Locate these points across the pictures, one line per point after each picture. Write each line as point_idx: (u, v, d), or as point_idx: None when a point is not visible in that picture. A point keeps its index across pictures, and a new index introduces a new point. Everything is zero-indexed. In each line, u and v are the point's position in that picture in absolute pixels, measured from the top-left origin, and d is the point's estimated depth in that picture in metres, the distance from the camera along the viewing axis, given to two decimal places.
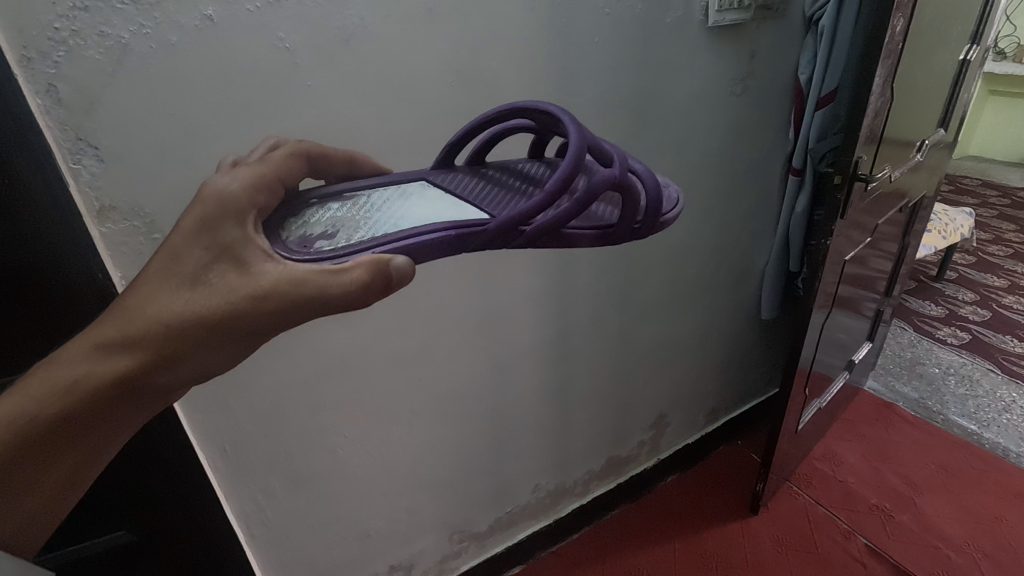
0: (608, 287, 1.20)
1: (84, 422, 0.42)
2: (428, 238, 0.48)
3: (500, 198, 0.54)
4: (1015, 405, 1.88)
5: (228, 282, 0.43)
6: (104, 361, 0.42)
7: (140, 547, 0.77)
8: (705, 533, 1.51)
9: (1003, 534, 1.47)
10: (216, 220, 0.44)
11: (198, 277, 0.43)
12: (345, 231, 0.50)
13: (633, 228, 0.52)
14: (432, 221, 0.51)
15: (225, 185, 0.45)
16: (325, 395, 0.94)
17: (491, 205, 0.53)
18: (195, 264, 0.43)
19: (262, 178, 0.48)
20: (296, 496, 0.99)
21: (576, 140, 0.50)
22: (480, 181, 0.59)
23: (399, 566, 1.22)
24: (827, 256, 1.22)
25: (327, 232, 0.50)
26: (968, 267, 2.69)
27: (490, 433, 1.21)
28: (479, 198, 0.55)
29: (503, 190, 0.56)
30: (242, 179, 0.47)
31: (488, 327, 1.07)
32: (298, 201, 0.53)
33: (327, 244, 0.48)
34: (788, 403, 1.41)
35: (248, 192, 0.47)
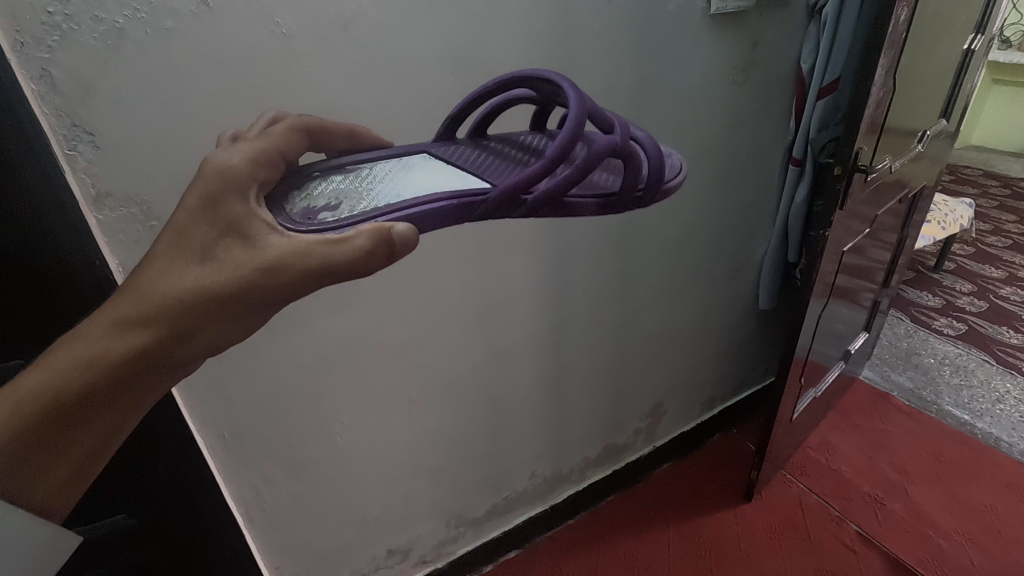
0: (606, 278, 1.21)
1: (106, 395, 0.42)
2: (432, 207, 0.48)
3: (501, 169, 0.54)
4: (1008, 395, 1.90)
5: (235, 256, 0.43)
6: (121, 336, 0.42)
7: (145, 528, 0.78)
8: (699, 520, 1.53)
9: (992, 522, 1.49)
10: (219, 196, 0.44)
11: (206, 252, 0.43)
12: (348, 203, 0.50)
13: (638, 192, 0.52)
14: (434, 192, 0.51)
15: (226, 160, 0.45)
16: (324, 383, 0.95)
17: (493, 175, 0.53)
18: (204, 239, 0.44)
19: (261, 153, 0.47)
20: (295, 482, 1.00)
21: (576, 107, 0.50)
22: (482, 153, 0.59)
23: (396, 551, 1.23)
24: (826, 246, 1.22)
25: (330, 204, 0.50)
26: (967, 257, 2.69)
27: (488, 421, 1.22)
28: (481, 169, 0.55)
29: (505, 161, 0.56)
30: (243, 154, 0.46)
31: (485, 316, 1.07)
32: (301, 174, 0.53)
33: (330, 215, 0.48)
34: (783, 393, 1.42)
35: (249, 166, 0.46)
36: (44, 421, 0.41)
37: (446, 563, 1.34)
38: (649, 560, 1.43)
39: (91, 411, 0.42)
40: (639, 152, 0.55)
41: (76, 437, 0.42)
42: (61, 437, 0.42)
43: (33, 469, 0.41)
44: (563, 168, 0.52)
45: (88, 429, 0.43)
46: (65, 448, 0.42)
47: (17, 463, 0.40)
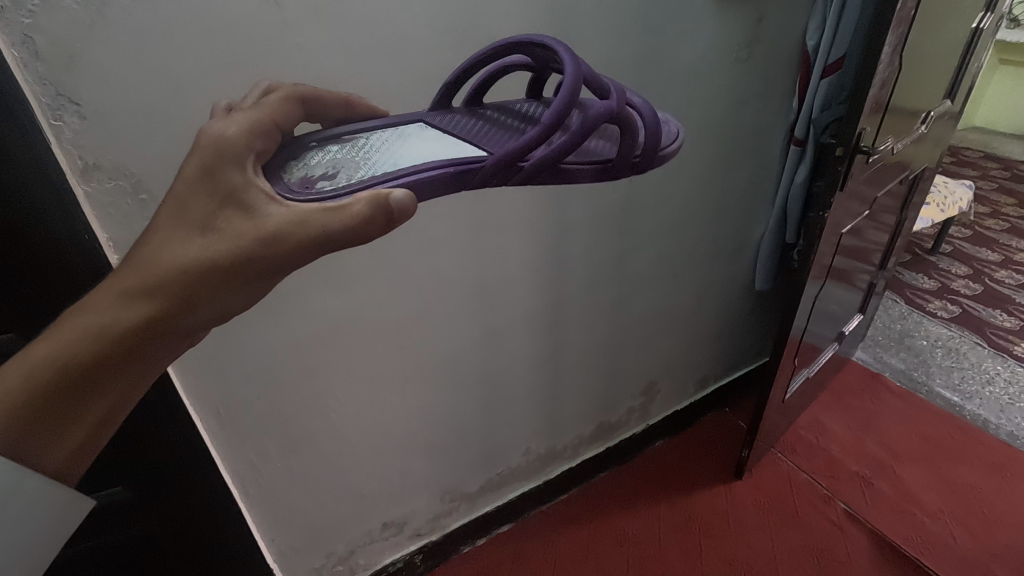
0: (603, 257, 1.20)
1: (114, 364, 0.42)
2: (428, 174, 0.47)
3: (498, 137, 0.53)
4: (998, 378, 1.92)
5: (236, 226, 0.42)
6: (125, 307, 0.41)
7: (146, 500, 0.81)
8: (690, 497, 1.55)
9: (975, 501, 1.53)
10: (216, 166, 0.42)
11: (207, 222, 0.42)
12: (346, 171, 0.49)
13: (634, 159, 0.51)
14: (432, 159, 0.49)
15: (222, 130, 0.43)
16: (318, 360, 0.94)
17: (489, 143, 0.52)
18: (205, 208, 0.42)
19: (257, 121, 0.46)
20: (290, 457, 1.01)
21: (572, 71, 0.48)
22: (478, 122, 0.57)
23: (391, 524, 1.25)
24: (825, 228, 1.22)
25: (327, 172, 0.48)
26: (963, 240, 2.69)
27: (483, 398, 1.22)
28: (477, 137, 0.53)
29: (501, 129, 0.55)
30: (239, 123, 0.44)
31: (481, 294, 1.07)
32: (297, 145, 0.51)
33: (329, 182, 0.46)
34: (776, 373, 1.43)
35: (246, 136, 0.44)
36: (54, 391, 0.40)
37: (440, 536, 1.37)
38: (640, 534, 1.46)
39: (100, 379, 0.42)
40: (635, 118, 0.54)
41: (87, 406, 0.42)
42: (73, 407, 0.41)
43: (48, 437, 0.41)
44: (559, 135, 0.51)
45: (98, 399, 0.42)
46: (78, 417, 0.42)
47: (30, 431, 0.40)
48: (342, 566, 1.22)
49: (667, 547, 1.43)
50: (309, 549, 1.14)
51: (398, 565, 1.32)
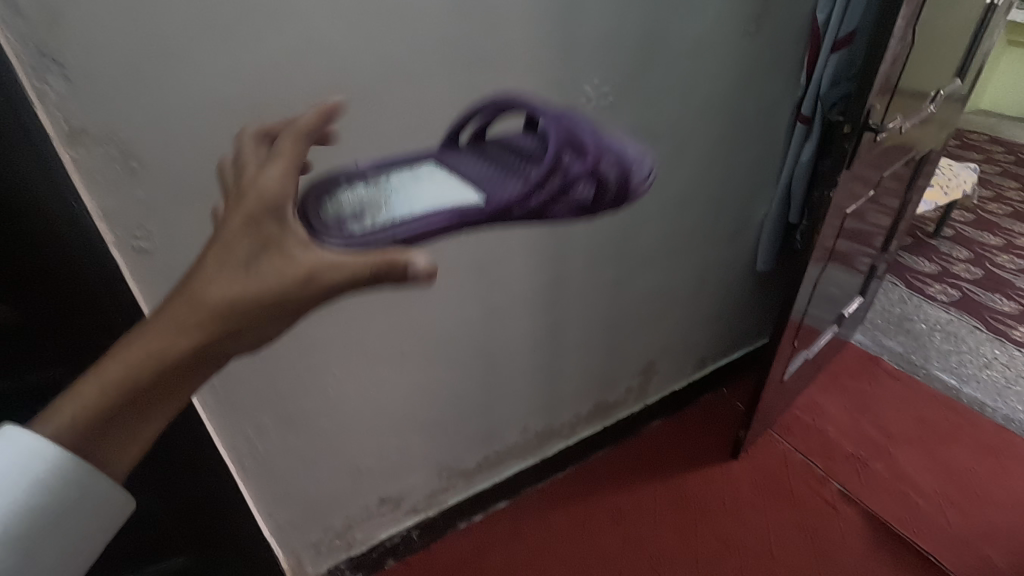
0: (604, 235, 1.18)
1: (155, 400, 0.41)
2: (434, 219, 0.51)
3: (498, 178, 0.58)
4: (996, 362, 1.92)
5: (278, 270, 0.40)
6: (164, 344, 0.39)
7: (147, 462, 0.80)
8: (687, 477, 1.56)
9: (970, 483, 1.54)
10: (260, 214, 0.41)
11: (250, 265, 0.40)
12: (370, 211, 0.53)
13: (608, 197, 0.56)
14: (443, 201, 0.54)
15: (265, 177, 0.42)
16: (313, 335, 0.93)
17: (490, 184, 0.57)
18: (250, 249, 0.41)
19: (291, 166, 0.43)
20: (286, 432, 1.00)
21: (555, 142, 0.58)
22: (483, 161, 0.62)
23: (388, 500, 1.25)
24: (830, 207, 1.20)
25: (355, 213, 0.52)
26: (965, 224, 2.67)
27: (481, 377, 1.21)
28: (480, 178, 0.58)
29: (504, 169, 0.60)
30: (280, 169, 0.43)
31: (480, 272, 1.05)
32: (322, 185, 0.55)
33: (357, 225, 0.51)
34: (775, 355, 1.42)
35: (286, 182, 0.43)
36: (102, 426, 0.40)
37: (437, 512, 1.37)
38: (636, 513, 1.47)
39: (143, 412, 0.41)
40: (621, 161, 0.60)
41: (132, 436, 0.41)
42: (120, 435, 0.41)
43: (96, 460, 0.40)
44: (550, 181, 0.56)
45: (141, 430, 0.41)
46: (124, 443, 0.41)
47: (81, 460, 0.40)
48: (340, 540, 1.23)
49: (663, 526, 1.44)
50: (306, 523, 1.15)
51: (395, 540, 1.33)
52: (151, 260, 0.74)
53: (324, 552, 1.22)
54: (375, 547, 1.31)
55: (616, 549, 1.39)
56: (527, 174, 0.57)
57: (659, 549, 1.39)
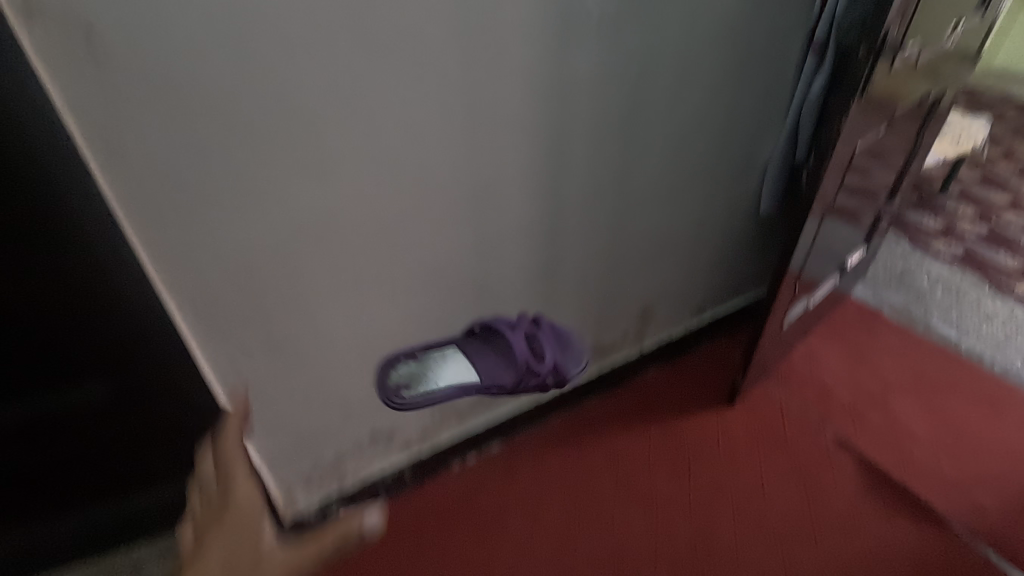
0: (604, 165, 1.14)
1: None
2: (450, 392, 1.08)
3: (491, 368, 1.12)
4: (997, 316, 1.90)
5: (259, 552, 0.61)
6: None
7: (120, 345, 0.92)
8: (681, 422, 1.55)
9: (964, 430, 1.54)
10: (236, 537, 0.62)
11: (231, 560, 0.60)
12: (414, 384, 1.10)
13: (543, 381, 1.16)
14: (453, 382, 1.10)
15: (243, 501, 0.66)
16: (299, 254, 0.91)
17: (484, 371, 1.12)
18: (221, 559, 0.60)
19: (252, 503, 0.67)
20: (273, 358, 0.99)
21: (517, 365, 1.13)
22: (486, 352, 1.15)
23: (379, 433, 1.26)
24: (836, 147, 1.14)
25: (406, 384, 1.10)
26: (974, 182, 2.62)
27: (474, 311, 1.19)
28: (480, 367, 1.13)
29: (495, 359, 1.15)
30: (251, 498, 0.67)
31: (473, 197, 1.02)
32: (393, 358, 1.13)
33: (406, 392, 1.09)
34: (773, 303, 1.38)
35: (256, 503, 0.67)
36: None
37: (429, 449, 1.38)
38: (629, 455, 1.47)
39: None
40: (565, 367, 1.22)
41: None
42: None
43: None
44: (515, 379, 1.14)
45: None
46: None
47: None
48: (330, 473, 1.24)
49: (656, 469, 1.44)
50: (297, 454, 1.15)
51: (387, 476, 1.33)
52: (123, 161, 0.73)
53: (314, 484, 1.24)
54: (367, 482, 1.31)
55: (608, 489, 1.39)
56: (508, 365, 1.13)
57: (651, 489, 1.39)
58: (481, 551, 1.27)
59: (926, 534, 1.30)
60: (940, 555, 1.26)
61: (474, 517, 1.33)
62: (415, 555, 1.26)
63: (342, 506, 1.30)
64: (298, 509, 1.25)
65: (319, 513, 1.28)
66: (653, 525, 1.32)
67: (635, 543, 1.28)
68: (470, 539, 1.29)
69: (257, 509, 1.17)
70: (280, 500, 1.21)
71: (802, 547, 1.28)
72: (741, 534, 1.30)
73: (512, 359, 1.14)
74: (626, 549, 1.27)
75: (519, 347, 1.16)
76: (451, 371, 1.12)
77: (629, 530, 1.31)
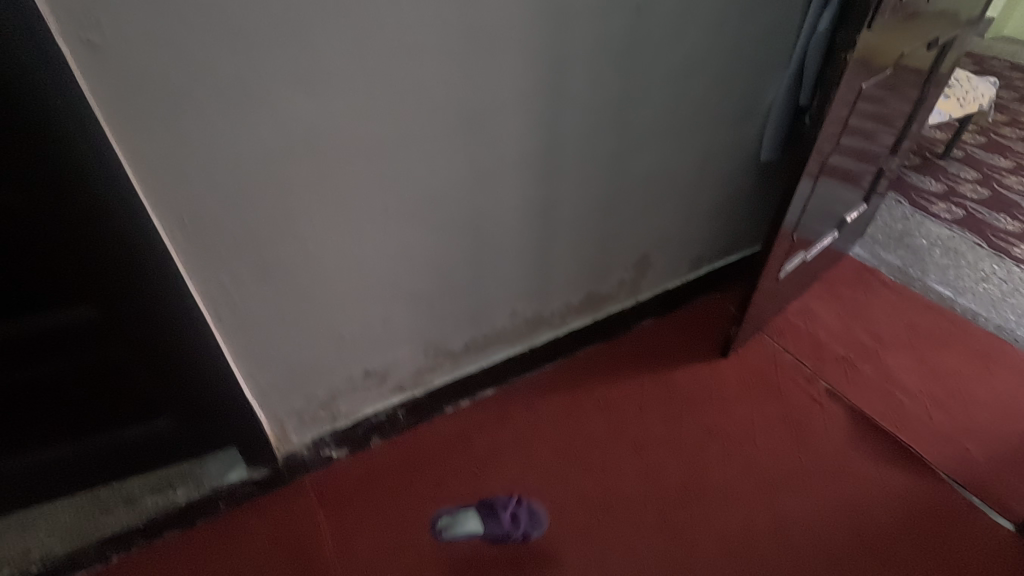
0: (603, 98, 1.11)
1: None
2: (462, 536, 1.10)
3: (495, 522, 1.11)
4: (994, 276, 1.89)
5: None
6: None
7: (115, 296, 0.89)
8: (674, 372, 1.56)
9: (955, 384, 1.54)
10: None
11: None
12: (447, 525, 1.11)
13: (519, 481, 1.29)
14: (467, 529, 1.11)
15: None
16: (290, 174, 0.89)
17: (490, 523, 1.11)
18: None
19: None
20: (264, 286, 0.98)
21: (511, 527, 1.11)
22: (491, 522, 1.11)
23: (373, 373, 1.26)
24: (837, 92, 1.11)
25: (445, 525, 1.12)
26: (977, 147, 2.59)
27: (469, 248, 1.18)
28: (489, 520, 1.12)
29: (498, 519, 1.11)
30: None
31: (470, 123, 1.00)
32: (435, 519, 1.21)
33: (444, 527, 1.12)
34: (768, 256, 1.36)
35: None
36: None
37: (423, 392, 1.38)
38: (621, 402, 1.48)
39: None
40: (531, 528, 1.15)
41: None
42: None
43: None
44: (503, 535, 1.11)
45: None
46: None
47: None
48: (324, 411, 1.25)
49: (648, 415, 1.45)
50: (291, 389, 1.16)
51: (381, 418, 1.34)
52: (106, 63, 0.69)
53: (308, 422, 1.24)
54: (361, 423, 1.32)
55: (600, 433, 1.40)
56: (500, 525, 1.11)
57: (643, 434, 1.40)
58: (473, 489, 1.28)
59: (912, 479, 1.32)
60: (925, 499, 1.28)
61: (467, 457, 1.34)
62: (408, 491, 1.27)
63: (335, 445, 1.31)
64: (292, 447, 1.26)
65: (313, 452, 1.28)
66: (644, 467, 1.33)
67: (626, 484, 1.30)
68: (463, 478, 1.30)
69: (252, 443, 1.18)
70: (275, 437, 1.22)
71: (791, 491, 1.29)
72: (730, 476, 1.32)
73: (501, 531, 1.10)
74: (617, 489, 1.29)
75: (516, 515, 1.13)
76: (475, 520, 1.12)
77: (620, 472, 1.32)
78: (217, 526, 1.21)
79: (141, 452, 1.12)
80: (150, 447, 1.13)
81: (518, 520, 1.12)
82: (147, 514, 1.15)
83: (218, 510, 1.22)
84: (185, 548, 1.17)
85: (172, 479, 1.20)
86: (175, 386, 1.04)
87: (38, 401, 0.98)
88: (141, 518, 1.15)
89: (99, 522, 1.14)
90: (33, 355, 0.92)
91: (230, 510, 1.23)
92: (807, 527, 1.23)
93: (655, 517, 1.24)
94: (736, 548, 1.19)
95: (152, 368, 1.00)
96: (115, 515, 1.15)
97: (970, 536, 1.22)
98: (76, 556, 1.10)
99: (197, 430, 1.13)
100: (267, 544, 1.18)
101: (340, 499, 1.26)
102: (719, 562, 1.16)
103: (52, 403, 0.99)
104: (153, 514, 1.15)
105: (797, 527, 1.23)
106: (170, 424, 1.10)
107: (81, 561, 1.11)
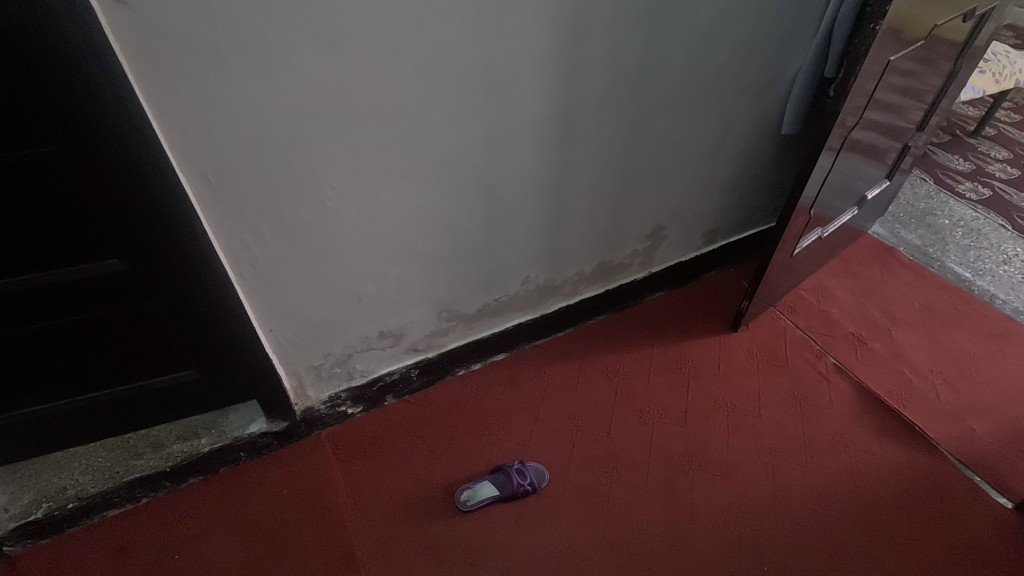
0: (623, 66, 1.11)
1: None
2: (481, 502, 1.21)
3: (505, 482, 1.23)
4: (1015, 259, 1.86)
5: None
6: None
7: (145, 251, 0.93)
8: (684, 343, 1.58)
9: (966, 364, 1.54)
10: None
11: None
12: (467, 491, 1.22)
13: (527, 445, 1.33)
14: (484, 496, 1.21)
15: None
16: (311, 133, 0.90)
17: (502, 487, 1.22)
18: None
19: None
20: (284, 243, 1.01)
21: (512, 477, 1.23)
22: (501, 484, 1.23)
23: (388, 333, 1.30)
24: (861, 67, 1.08)
25: (467, 492, 1.22)
26: (1009, 125, 2.51)
27: (485, 212, 1.19)
28: (501, 486, 1.23)
29: (506, 478, 1.23)
30: None
31: (490, 87, 1.00)
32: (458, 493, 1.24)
33: (465, 491, 1.22)
34: (784, 232, 1.35)
35: None
36: None
37: (436, 354, 1.42)
38: (630, 370, 1.50)
39: None
40: (536, 479, 1.25)
41: None
42: None
43: None
44: (512, 488, 1.22)
45: None
46: None
47: None
48: (340, 368, 1.30)
49: (655, 383, 1.47)
50: (308, 346, 1.20)
51: (395, 377, 1.39)
52: (133, 23, 0.70)
53: (324, 378, 1.29)
54: (375, 381, 1.37)
55: (607, 400, 1.43)
56: (507, 481, 1.23)
57: (649, 402, 1.43)
58: (483, 448, 1.33)
59: (914, 455, 1.34)
60: (927, 475, 1.30)
61: (477, 418, 1.39)
62: (419, 447, 1.32)
63: (351, 402, 1.36)
64: (310, 402, 1.31)
65: (330, 407, 1.34)
66: (650, 434, 1.36)
67: (631, 449, 1.33)
68: (472, 437, 1.34)
69: (272, 397, 1.22)
70: (292, 391, 1.27)
71: (792, 462, 1.32)
72: (734, 445, 1.35)
73: (512, 482, 1.22)
74: (622, 453, 1.33)
75: (517, 466, 1.26)
76: (491, 484, 1.23)
77: (626, 438, 1.35)
78: (239, 472, 1.27)
79: (167, 401, 1.18)
80: (176, 396, 1.18)
81: (523, 472, 1.25)
82: (173, 459, 1.21)
83: (240, 458, 1.28)
84: (210, 491, 1.24)
85: (197, 428, 1.26)
86: (200, 338, 1.08)
87: (67, 348, 1.02)
88: (168, 463, 1.21)
89: (130, 464, 1.20)
90: (64, 306, 0.96)
91: (251, 459, 1.29)
92: (806, 495, 1.26)
93: (659, 482, 1.28)
94: (737, 512, 1.23)
95: (177, 322, 1.05)
96: (144, 459, 1.21)
97: (967, 512, 1.24)
98: (109, 495, 1.17)
99: (220, 380, 1.19)
100: (285, 491, 1.24)
101: (355, 452, 1.32)
102: (718, 526, 1.20)
103: (80, 351, 1.04)
104: (179, 460, 1.21)
105: (796, 495, 1.26)
106: (193, 373, 1.15)
107: (115, 501, 1.18)
